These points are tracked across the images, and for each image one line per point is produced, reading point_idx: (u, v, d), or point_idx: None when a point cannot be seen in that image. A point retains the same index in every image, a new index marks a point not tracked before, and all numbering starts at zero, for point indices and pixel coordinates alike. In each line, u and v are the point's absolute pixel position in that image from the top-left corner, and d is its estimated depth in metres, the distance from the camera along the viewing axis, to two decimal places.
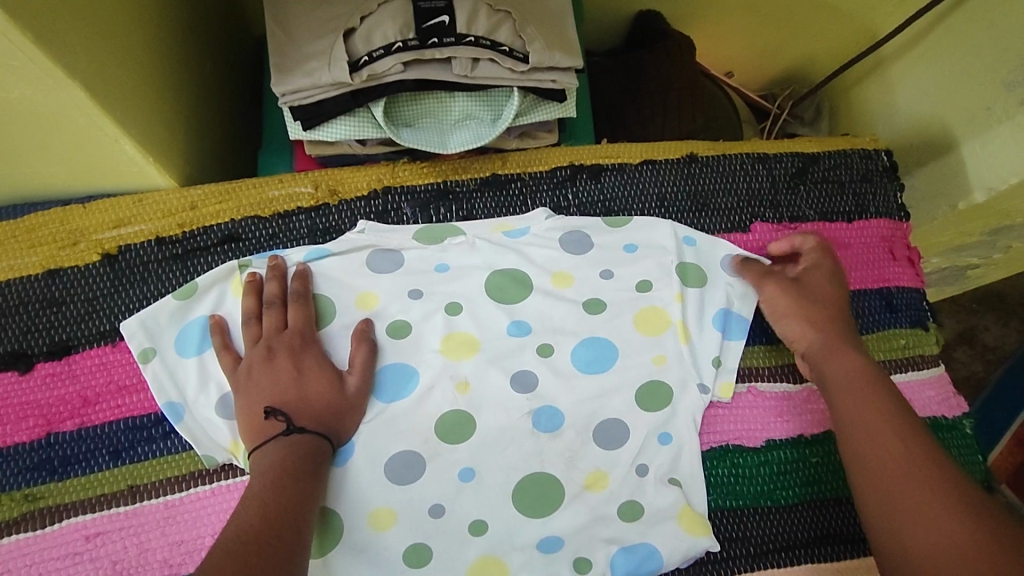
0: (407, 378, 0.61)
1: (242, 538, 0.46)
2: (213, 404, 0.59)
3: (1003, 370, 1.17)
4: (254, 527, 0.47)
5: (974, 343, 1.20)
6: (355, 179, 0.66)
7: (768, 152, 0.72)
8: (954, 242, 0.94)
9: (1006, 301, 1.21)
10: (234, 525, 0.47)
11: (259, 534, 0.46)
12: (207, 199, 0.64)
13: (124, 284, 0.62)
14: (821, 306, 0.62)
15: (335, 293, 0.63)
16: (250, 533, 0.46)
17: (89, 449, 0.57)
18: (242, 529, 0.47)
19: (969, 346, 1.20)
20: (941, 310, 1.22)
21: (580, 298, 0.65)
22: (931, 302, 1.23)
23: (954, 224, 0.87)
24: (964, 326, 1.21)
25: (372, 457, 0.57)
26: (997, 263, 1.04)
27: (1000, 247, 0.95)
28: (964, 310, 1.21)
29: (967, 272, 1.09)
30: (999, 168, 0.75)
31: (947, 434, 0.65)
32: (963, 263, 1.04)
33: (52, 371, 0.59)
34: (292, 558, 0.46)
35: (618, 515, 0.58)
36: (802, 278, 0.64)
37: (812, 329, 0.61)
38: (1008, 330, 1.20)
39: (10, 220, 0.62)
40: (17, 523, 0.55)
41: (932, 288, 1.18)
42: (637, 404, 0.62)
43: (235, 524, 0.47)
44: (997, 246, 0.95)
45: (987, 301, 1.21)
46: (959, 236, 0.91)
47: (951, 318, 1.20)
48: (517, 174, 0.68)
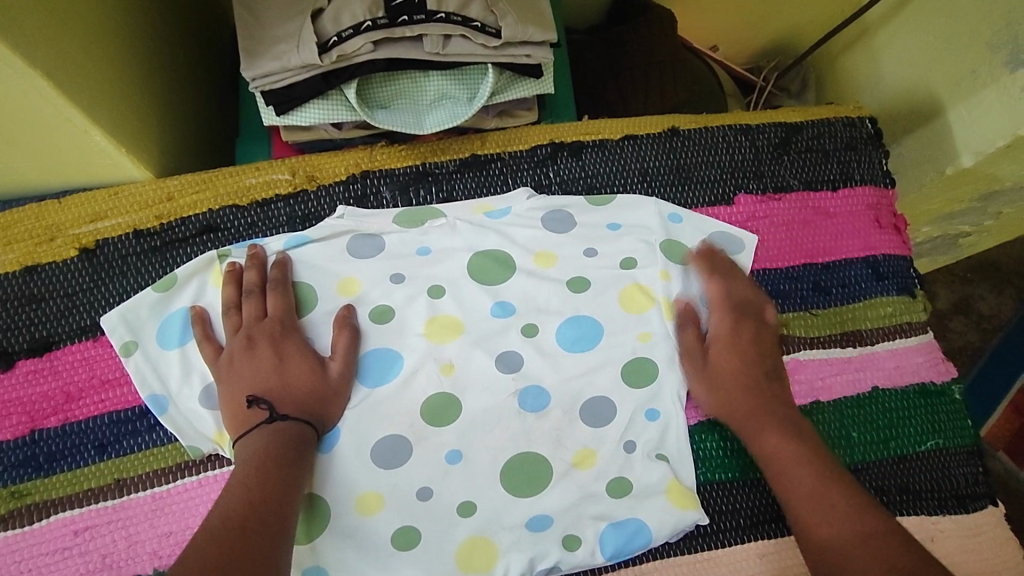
0: (392, 362, 0.60)
1: (228, 523, 0.46)
2: (197, 394, 0.58)
3: (999, 338, 1.16)
4: (239, 513, 0.47)
5: (969, 313, 1.19)
6: (332, 165, 0.65)
7: (751, 123, 0.71)
8: (944, 209, 0.93)
9: (1001, 269, 1.21)
10: (219, 513, 0.47)
11: (245, 519, 0.47)
12: (183, 190, 0.63)
13: (103, 278, 0.61)
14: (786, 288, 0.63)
15: (316, 280, 0.62)
16: (235, 518, 0.46)
17: (74, 444, 0.57)
18: (227, 516, 0.47)
19: (964, 316, 1.19)
20: (936, 280, 1.22)
21: (564, 277, 0.65)
22: (926, 274, 1.23)
23: (943, 191, 0.86)
24: (959, 296, 1.20)
25: (358, 442, 0.57)
26: (990, 229, 1.04)
27: (990, 213, 0.95)
28: (959, 280, 1.20)
29: (959, 240, 1.08)
30: (986, 132, 0.75)
31: (937, 400, 0.64)
32: (955, 232, 1.04)
33: (34, 368, 0.58)
34: (277, 544, 0.47)
35: (607, 492, 0.58)
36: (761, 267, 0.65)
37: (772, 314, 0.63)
38: (1003, 298, 1.20)
39: None
40: (4, 520, 0.54)
41: (926, 259, 1.17)
42: (625, 381, 0.62)
43: (221, 511, 0.47)
44: (988, 212, 0.95)
45: (982, 270, 1.21)
46: (949, 203, 0.91)
47: (946, 289, 1.20)
48: (497, 154, 0.67)
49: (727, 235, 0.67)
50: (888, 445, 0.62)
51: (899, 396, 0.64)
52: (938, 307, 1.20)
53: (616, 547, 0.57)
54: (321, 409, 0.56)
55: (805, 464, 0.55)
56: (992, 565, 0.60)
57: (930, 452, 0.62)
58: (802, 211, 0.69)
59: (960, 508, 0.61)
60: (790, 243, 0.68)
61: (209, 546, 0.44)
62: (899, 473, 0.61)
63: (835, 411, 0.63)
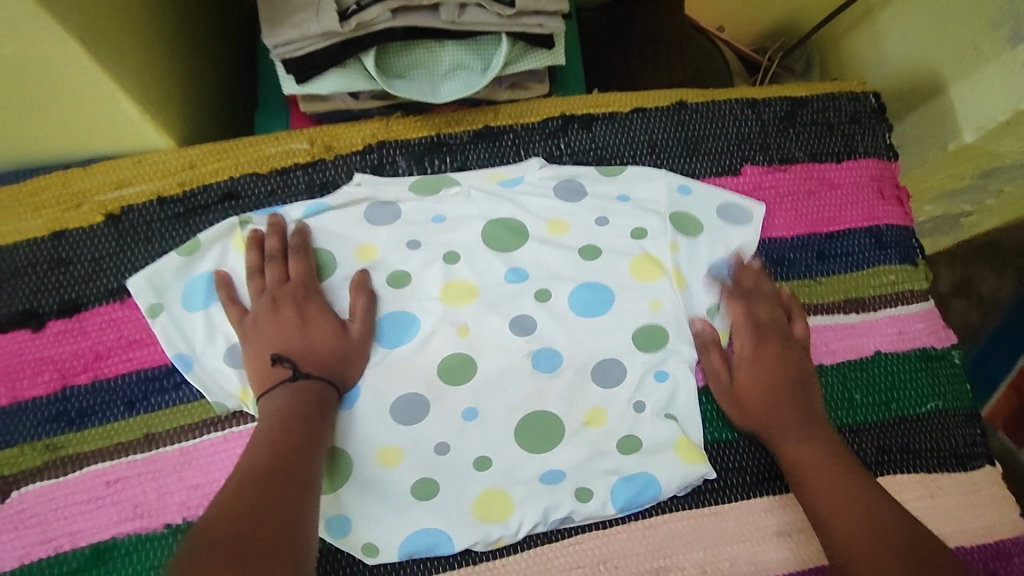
0: (409, 325, 0.62)
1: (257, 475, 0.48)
2: (223, 354, 0.61)
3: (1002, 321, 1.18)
4: (267, 468, 0.49)
5: None
6: (349, 135, 0.67)
7: (758, 97, 0.73)
8: (946, 187, 0.95)
9: None
10: (248, 464, 0.49)
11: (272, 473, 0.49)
12: (205, 158, 0.65)
13: (129, 243, 0.63)
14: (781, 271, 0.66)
15: (336, 247, 0.64)
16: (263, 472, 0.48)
17: (104, 400, 0.59)
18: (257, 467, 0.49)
19: None
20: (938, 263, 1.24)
21: (576, 245, 0.67)
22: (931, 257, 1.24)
23: (945, 167, 0.88)
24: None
25: (378, 399, 0.59)
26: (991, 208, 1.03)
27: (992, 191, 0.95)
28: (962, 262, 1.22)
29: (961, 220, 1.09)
30: (989, 107, 0.77)
31: (937, 364, 0.66)
32: (955, 211, 1.05)
33: (64, 328, 0.60)
34: (303, 493, 0.48)
35: (617, 449, 0.60)
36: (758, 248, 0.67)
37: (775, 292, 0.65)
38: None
39: (13, 185, 0.63)
40: (40, 471, 0.57)
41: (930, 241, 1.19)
42: (635, 345, 0.64)
43: (249, 463, 0.49)
44: (990, 190, 0.95)
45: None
46: (951, 179, 0.92)
47: (949, 271, 1.16)
48: (509, 125, 0.69)
49: (735, 204, 0.69)
50: (889, 406, 0.64)
51: (901, 359, 0.66)
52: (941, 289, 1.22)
53: (626, 501, 0.59)
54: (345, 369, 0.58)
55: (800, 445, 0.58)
56: (990, 521, 0.62)
57: (930, 413, 0.64)
58: (806, 181, 0.70)
59: (959, 467, 0.63)
60: (795, 213, 0.69)
61: (239, 495, 0.46)
62: (899, 432, 0.64)
63: (838, 373, 0.65)
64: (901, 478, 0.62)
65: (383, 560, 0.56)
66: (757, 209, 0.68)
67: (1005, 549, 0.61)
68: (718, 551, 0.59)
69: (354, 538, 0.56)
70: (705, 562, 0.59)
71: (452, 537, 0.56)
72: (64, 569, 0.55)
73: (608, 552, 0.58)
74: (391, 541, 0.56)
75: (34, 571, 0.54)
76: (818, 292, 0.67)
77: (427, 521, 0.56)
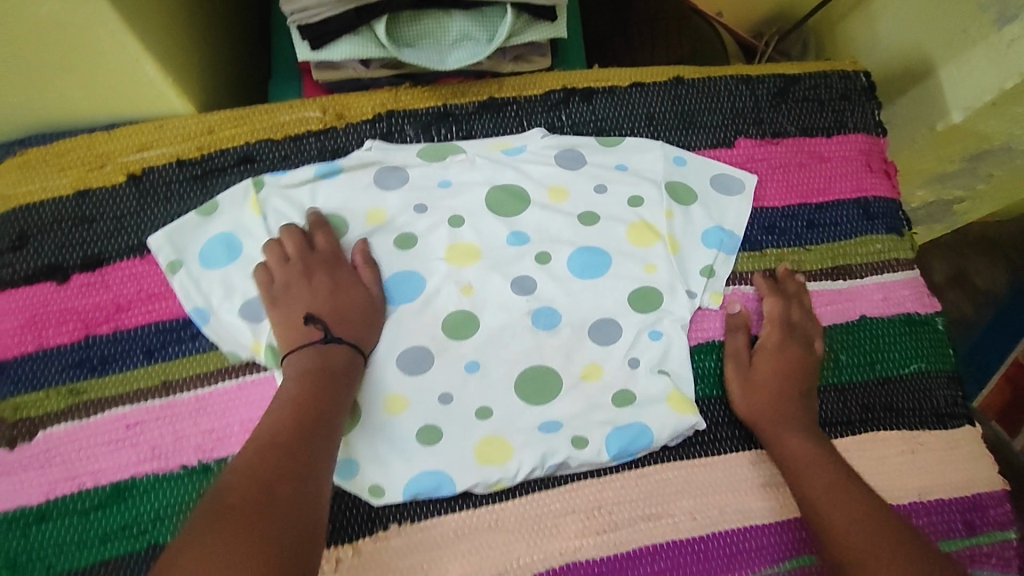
0: (416, 284, 0.65)
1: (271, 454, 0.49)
2: (237, 310, 0.63)
3: (994, 311, 1.21)
4: (283, 451, 0.50)
5: (966, 286, 1.24)
6: (360, 104, 0.70)
7: (752, 74, 0.76)
8: (935, 169, 0.98)
9: (997, 244, 1.26)
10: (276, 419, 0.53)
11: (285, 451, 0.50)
12: (223, 124, 0.68)
13: (149, 202, 0.66)
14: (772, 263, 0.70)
15: (348, 210, 0.67)
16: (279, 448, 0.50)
17: (125, 349, 0.62)
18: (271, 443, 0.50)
19: (960, 290, 1.24)
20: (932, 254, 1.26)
21: (575, 211, 0.70)
22: (926, 247, 1.27)
23: (935, 148, 0.90)
24: (955, 270, 1.25)
25: (386, 351, 0.62)
26: (984, 193, 1.04)
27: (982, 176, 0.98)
28: (955, 253, 1.25)
29: (954, 206, 1.10)
30: (975, 88, 0.80)
31: (920, 329, 0.69)
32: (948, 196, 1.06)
33: (87, 281, 0.63)
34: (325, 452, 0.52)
35: (612, 402, 0.63)
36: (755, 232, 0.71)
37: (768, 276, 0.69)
38: (1001, 272, 1.24)
39: (40, 146, 0.67)
40: (64, 414, 0.60)
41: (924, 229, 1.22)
42: (631, 306, 0.67)
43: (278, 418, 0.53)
44: (979, 174, 0.97)
45: (979, 245, 1.26)
46: (940, 162, 0.95)
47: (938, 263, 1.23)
48: (513, 97, 0.72)
49: (729, 175, 0.72)
50: (874, 366, 0.67)
51: (886, 323, 0.69)
52: (936, 280, 1.25)
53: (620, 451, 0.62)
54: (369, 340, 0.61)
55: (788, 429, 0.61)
56: (967, 476, 0.65)
57: (913, 374, 0.67)
58: (797, 154, 0.73)
59: (940, 425, 0.66)
60: (787, 184, 0.72)
61: (256, 476, 0.47)
62: (883, 391, 0.66)
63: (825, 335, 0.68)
64: (884, 434, 0.65)
65: (388, 500, 0.59)
66: (750, 180, 0.71)
67: (982, 503, 0.64)
68: (707, 499, 0.62)
69: (361, 479, 0.59)
70: (695, 510, 0.62)
71: (454, 479, 0.59)
72: (86, 506, 0.58)
73: (602, 499, 0.61)
74: (395, 483, 0.59)
75: (58, 507, 0.57)
76: (807, 260, 0.70)
77: (431, 464, 0.59)
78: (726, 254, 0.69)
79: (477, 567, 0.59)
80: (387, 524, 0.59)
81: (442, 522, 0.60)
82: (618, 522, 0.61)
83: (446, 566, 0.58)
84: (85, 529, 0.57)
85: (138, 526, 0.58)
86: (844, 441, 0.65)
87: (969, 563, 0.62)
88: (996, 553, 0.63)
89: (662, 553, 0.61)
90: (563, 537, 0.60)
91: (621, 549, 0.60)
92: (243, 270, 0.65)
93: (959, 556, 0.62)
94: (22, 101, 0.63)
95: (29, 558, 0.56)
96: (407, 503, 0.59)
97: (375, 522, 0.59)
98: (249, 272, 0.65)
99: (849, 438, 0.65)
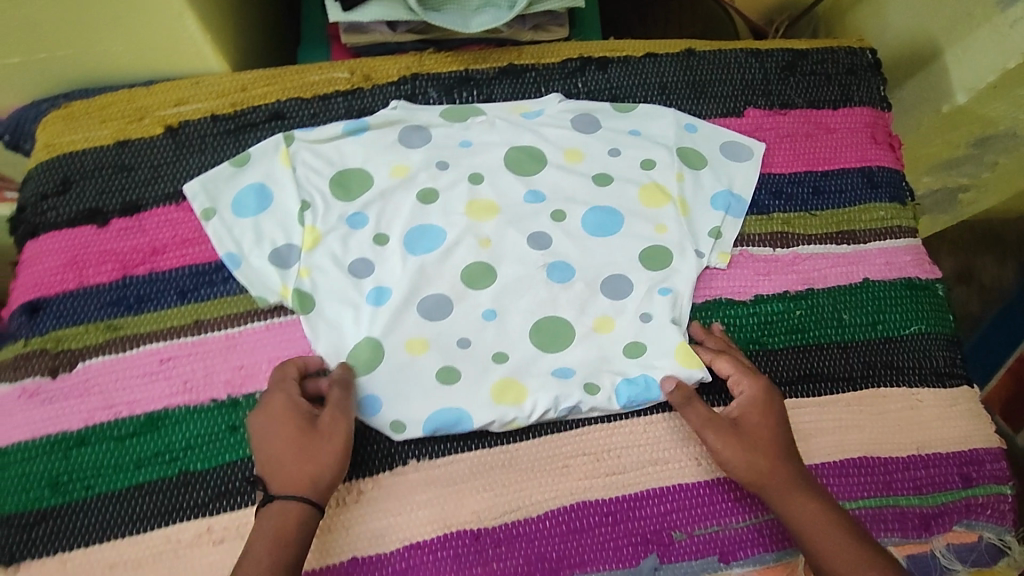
0: (436, 236, 0.68)
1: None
2: (267, 259, 0.66)
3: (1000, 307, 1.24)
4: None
5: (971, 283, 1.27)
6: (386, 67, 0.74)
7: (761, 49, 0.79)
8: (941, 155, 0.99)
9: (1004, 242, 1.29)
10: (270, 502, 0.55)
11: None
12: (255, 82, 0.72)
13: (184, 153, 0.69)
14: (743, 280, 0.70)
15: (372, 165, 0.70)
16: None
17: (159, 289, 0.65)
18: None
19: (966, 286, 1.27)
20: (940, 250, 1.30)
21: (589, 172, 0.72)
22: (932, 244, 1.31)
23: (941, 132, 0.93)
24: (962, 267, 1.29)
25: (407, 297, 0.65)
26: (989, 183, 1.03)
27: (988, 163, 0.98)
28: (961, 251, 1.29)
29: (959, 196, 1.10)
30: (981, 68, 0.82)
31: (922, 293, 0.72)
32: (953, 184, 1.06)
33: (125, 226, 0.67)
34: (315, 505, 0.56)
35: (622, 352, 0.66)
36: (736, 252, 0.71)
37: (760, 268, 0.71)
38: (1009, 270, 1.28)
39: (83, 99, 0.70)
40: (102, 347, 0.63)
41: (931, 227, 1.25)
42: (641, 263, 0.69)
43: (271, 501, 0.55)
44: (985, 161, 0.97)
45: (985, 241, 1.29)
46: (947, 147, 0.97)
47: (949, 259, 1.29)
48: (532, 64, 0.76)
49: (738, 145, 0.74)
50: (876, 327, 0.70)
51: (888, 287, 0.71)
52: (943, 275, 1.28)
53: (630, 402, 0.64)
54: (319, 459, 0.56)
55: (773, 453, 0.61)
56: (964, 432, 0.67)
57: (913, 335, 0.70)
58: (805, 125, 0.76)
59: (938, 383, 0.69)
60: (794, 153, 0.75)
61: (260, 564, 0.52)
62: (883, 350, 0.69)
63: (829, 296, 0.70)
64: (884, 390, 0.67)
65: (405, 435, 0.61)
66: (762, 146, 0.74)
67: (978, 457, 0.66)
68: None
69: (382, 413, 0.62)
70: (700, 456, 0.64)
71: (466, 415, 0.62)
72: (122, 433, 0.61)
73: (611, 442, 0.64)
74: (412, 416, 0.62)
75: (96, 433, 0.61)
76: (812, 224, 0.73)
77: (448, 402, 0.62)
78: (735, 219, 0.72)
79: (491, 502, 0.61)
80: (406, 461, 0.62)
81: (458, 459, 0.62)
82: (626, 465, 0.64)
83: (461, 501, 0.61)
84: (121, 453, 0.61)
85: (170, 453, 0.61)
86: (846, 396, 0.67)
87: (964, 514, 0.64)
88: (992, 505, 0.65)
89: (668, 496, 0.63)
90: (572, 478, 0.63)
91: (629, 490, 0.63)
92: (272, 221, 0.68)
93: (955, 506, 0.64)
94: (70, 54, 0.68)
95: (69, 479, 0.60)
96: (425, 439, 0.62)
97: (394, 457, 0.62)
98: (278, 222, 0.68)
99: (851, 393, 0.67)
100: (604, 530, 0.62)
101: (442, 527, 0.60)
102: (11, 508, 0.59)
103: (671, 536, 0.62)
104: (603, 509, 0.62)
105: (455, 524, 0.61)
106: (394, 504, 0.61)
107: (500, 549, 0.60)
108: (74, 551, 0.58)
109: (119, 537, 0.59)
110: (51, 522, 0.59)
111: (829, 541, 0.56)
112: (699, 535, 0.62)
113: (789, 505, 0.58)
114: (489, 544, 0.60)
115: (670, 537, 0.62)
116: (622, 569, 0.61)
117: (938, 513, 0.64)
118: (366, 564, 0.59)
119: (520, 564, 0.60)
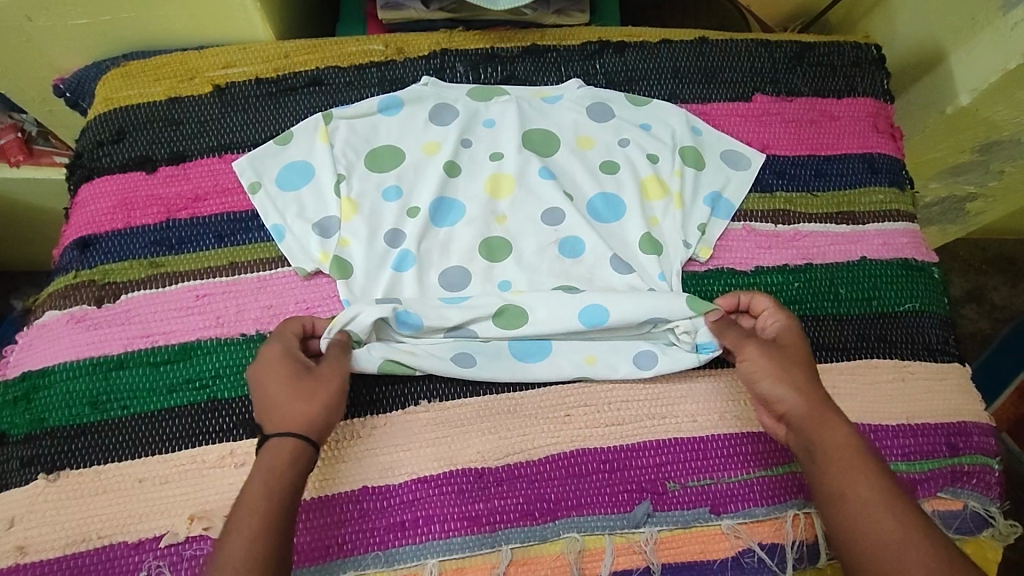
0: (457, 209, 0.73)
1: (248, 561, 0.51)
2: (309, 227, 0.71)
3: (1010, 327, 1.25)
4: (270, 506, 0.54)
5: (982, 302, 1.29)
6: (419, 42, 0.80)
7: (770, 40, 0.84)
8: (947, 161, 0.97)
9: (1016, 264, 1.32)
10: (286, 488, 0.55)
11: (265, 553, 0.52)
12: (298, 51, 0.78)
13: (227, 112, 0.75)
14: (739, 255, 0.74)
15: (402, 139, 0.75)
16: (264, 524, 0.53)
17: (199, 232, 0.71)
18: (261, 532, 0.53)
19: (977, 305, 1.29)
20: (951, 269, 1.32)
21: (600, 157, 0.76)
22: (944, 263, 1.33)
23: (943, 137, 0.91)
24: (973, 286, 1.30)
25: (428, 266, 0.70)
26: (997, 195, 1.03)
27: (994, 171, 0.96)
28: (973, 270, 1.31)
29: (966, 206, 1.09)
30: (982, 71, 0.81)
31: (917, 274, 0.75)
32: (960, 192, 1.04)
33: (171, 174, 0.73)
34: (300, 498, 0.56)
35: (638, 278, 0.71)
36: (733, 225, 0.75)
37: (769, 243, 0.74)
38: (1015, 291, 1.30)
39: (139, 60, 0.77)
40: (144, 281, 0.68)
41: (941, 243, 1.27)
42: (637, 249, 0.72)
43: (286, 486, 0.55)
44: (991, 170, 0.96)
45: (995, 262, 1.32)
46: (952, 152, 0.94)
47: (960, 279, 1.31)
48: (553, 45, 0.81)
49: (739, 155, 0.77)
50: (871, 302, 0.73)
51: (884, 266, 0.74)
52: (953, 294, 1.30)
53: (639, 349, 0.69)
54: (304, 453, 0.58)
55: (842, 458, 0.58)
56: (954, 405, 0.70)
57: (907, 312, 0.73)
58: (810, 112, 0.80)
59: (930, 357, 0.72)
60: (798, 137, 0.79)
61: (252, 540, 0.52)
62: (877, 324, 0.72)
63: (827, 271, 0.73)
64: (876, 361, 0.71)
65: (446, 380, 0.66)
66: (756, 155, 0.77)
67: (967, 429, 0.69)
68: (708, 404, 0.68)
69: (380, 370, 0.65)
70: (696, 413, 0.68)
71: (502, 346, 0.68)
72: (158, 359, 0.66)
73: (612, 396, 0.68)
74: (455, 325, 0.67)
75: (135, 357, 0.66)
76: (813, 204, 0.76)
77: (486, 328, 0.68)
78: (721, 218, 0.74)
79: (496, 444, 0.65)
80: (418, 401, 0.66)
81: (466, 402, 0.66)
82: (625, 418, 0.67)
83: (467, 441, 0.65)
84: (156, 378, 0.65)
85: (201, 380, 0.66)
86: (839, 365, 0.70)
87: (950, 481, 0.67)
88: (977, 474, 0.67)
89: (664, 449, 0.66)
90: (575, 426, 0.66)
91: (625, 441, 0.66)
92: (314, 194, 0.73)
93: (941, 473, 0.67)
94: (131, 16, 0.74)
95: (108, 398, 0.65)
96: (436, 382, 0.66)
97: (405, 398, 0.66)
98: (318, 194, 0.73)
99: (844, 362, 0.70)
100: (601, 476, 0.65)
101: (448, 464, 0.64)
102: (55, 422, 0.64)
103: (665, 485, 0.65)
104: (602, 456, 0.66)
105: (460, 461, 0.64)
106: (405, 440, 0.64)
107: (502, 487, 0.63)
108: (108, 464, 0.63)
109: (149, 455, 0.63)
110: (88, 436, 0.63)
111: (845, 475, 0.57)
112: (693, 487, 0.65)
113: (822, 451, 0.58)
114: (492, 483, 0.64)
115: (664, 486, 0.65)
116: (616, 514, 0.64)
117: (925, 479, 0.66)
118: (377, 493, 0.62)
119: (520, 503, 0.63)
